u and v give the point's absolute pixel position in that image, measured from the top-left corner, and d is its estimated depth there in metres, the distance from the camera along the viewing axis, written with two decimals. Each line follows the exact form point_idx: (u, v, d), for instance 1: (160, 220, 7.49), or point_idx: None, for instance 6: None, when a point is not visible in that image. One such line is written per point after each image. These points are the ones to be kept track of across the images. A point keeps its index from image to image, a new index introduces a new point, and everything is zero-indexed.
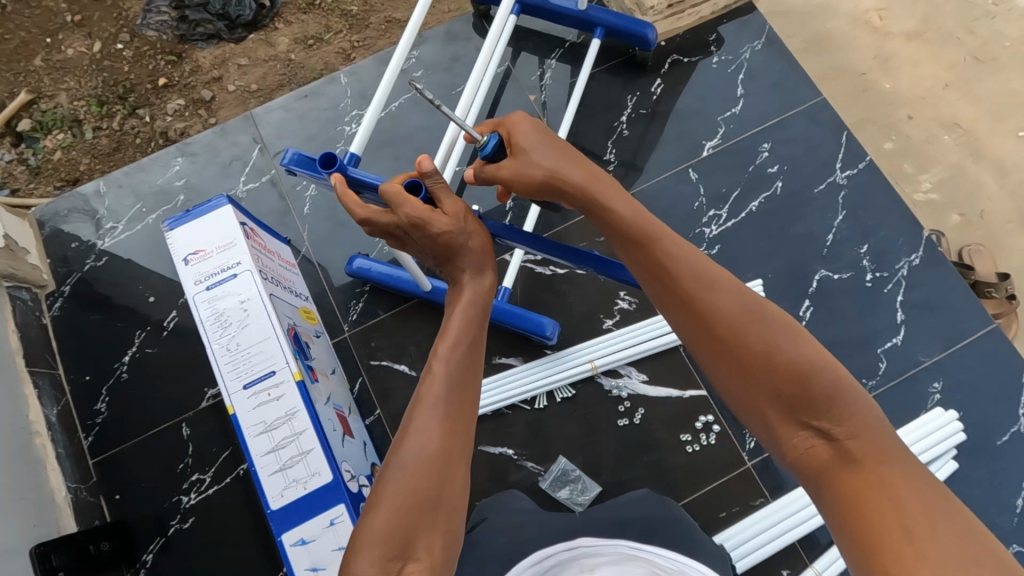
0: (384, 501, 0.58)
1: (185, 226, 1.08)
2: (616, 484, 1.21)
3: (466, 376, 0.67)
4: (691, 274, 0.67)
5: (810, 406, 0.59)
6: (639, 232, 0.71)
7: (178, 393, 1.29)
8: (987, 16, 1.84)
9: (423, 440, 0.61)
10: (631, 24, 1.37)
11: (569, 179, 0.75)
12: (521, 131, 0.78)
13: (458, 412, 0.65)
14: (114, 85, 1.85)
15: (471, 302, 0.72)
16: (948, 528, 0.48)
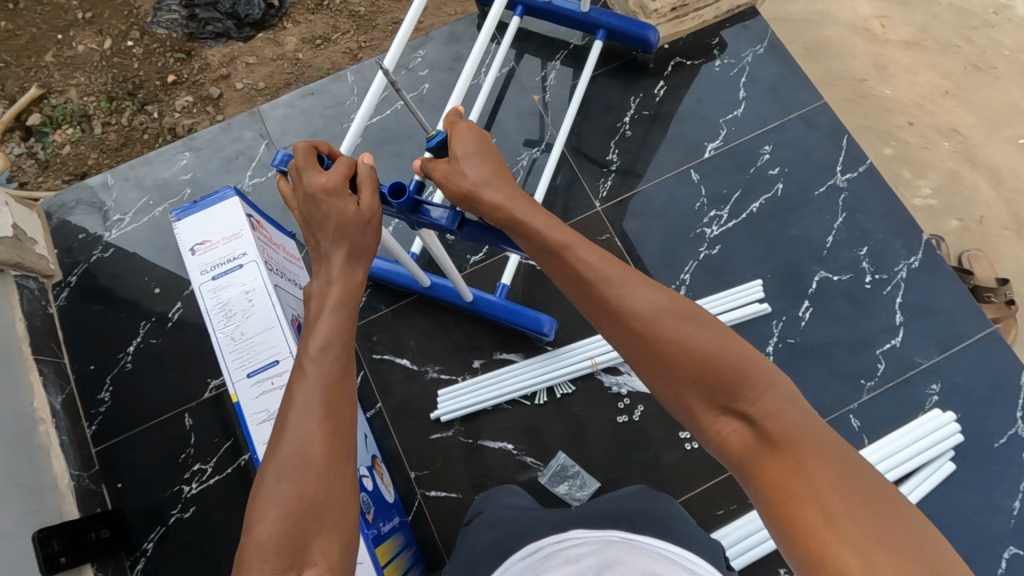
0: (267, 514, 0.57)
1: (193, 217, 1.10)
2: (615, 480, 1.22)
3: (335, 373, 0.66)
4: (606, 275, 0.68)
5: (728, 395, 0.61)
6: (552, 244, 0.72)
7: (182, 383, 1.31)
8: (987, 25, 1.86)
9: (298, 447, 0.60)
10: (634, 26, 1.40)
11: (491, 191, 0.76)
12: (462, 140, 0.80)
13: (330, 409, 0.63)
14: (123, 81, 1.87)
15: (341, 303, 0.72)
16: (859, 495, 0.53)
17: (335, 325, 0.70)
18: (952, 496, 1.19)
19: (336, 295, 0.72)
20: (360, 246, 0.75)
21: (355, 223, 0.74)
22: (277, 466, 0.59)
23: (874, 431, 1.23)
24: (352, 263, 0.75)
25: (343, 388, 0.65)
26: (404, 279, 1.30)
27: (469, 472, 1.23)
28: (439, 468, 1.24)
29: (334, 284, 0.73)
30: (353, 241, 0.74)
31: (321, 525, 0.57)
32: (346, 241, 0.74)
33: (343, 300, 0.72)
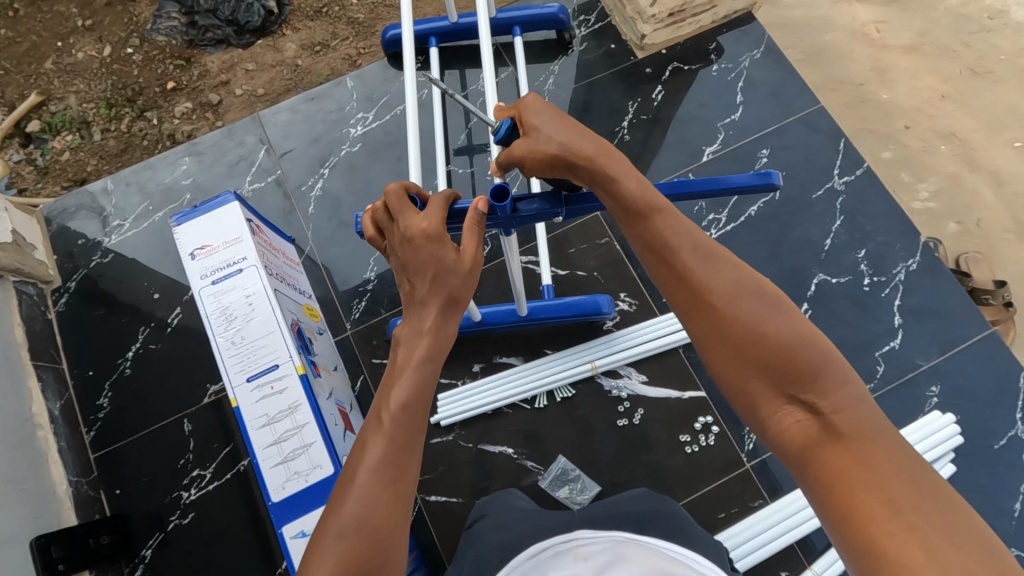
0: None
1: (193, 221, 1.10)
2: (615, 483, 1.22)
3: (411, 435, 0.63)
4: (692, 247, 0.67)
5: (798, 381, 0.59)
6: (640, 206, 0.70)
7: (181, 389, 1.30)
8: (983, 30, 1.87)
9: (360, 508, 0.58)
10: (538, 9, 1.47)
11: (579, 148, 0.72)
12: (532, 110, 0.76)
13: (401, 474, 0.61)
14: (123, 88, 1.88)
15: (427, 359, 0.67)
16: (931, 498, 0.48)
17: (420, 383, 0.66)
18: None
19: (423, 350, 0.67)
20: (452, 297, 0.68)
21: (453, 271, 0.68)
22: (338, 523, 0.57)
23: None
24: (445, 317, 0.69)
25: (414, 452, 0.63)
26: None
27: (470, 476, 1.23)
28: (440, 472, 1.23)
29: (422, 338, 0.68)
30: (448, 294, 0.68)
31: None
32: (443, 294, 0.68)
33: (429, 355, 0.67)
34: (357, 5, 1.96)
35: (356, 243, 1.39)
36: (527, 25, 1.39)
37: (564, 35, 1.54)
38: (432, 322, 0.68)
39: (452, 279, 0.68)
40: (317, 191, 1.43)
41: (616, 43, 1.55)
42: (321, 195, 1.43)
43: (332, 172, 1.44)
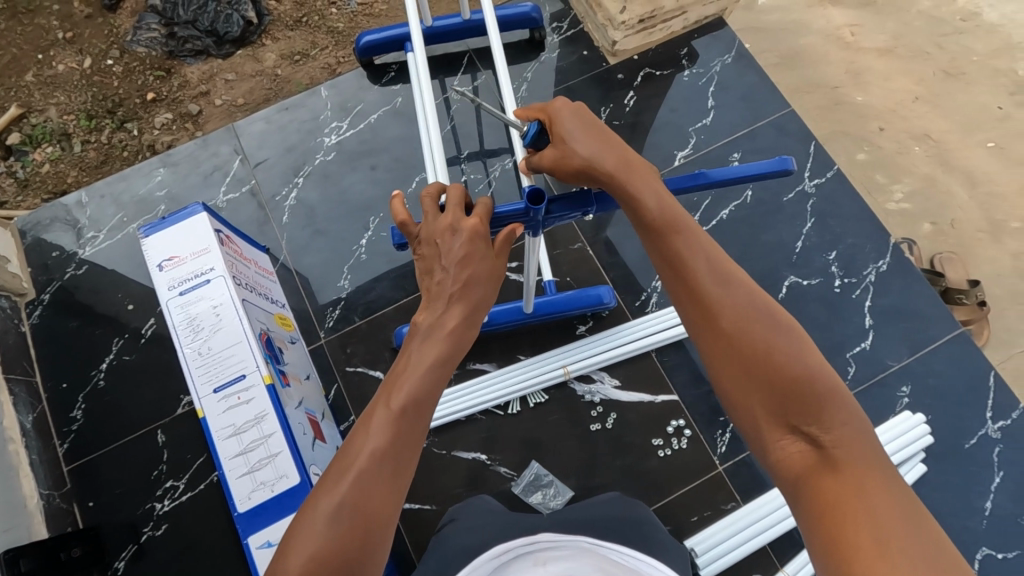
0: (299, 557, 0.55)
1: (161, 232, 1.10)
2: (588, 488, 1.22)
3: (413, 432, 0.66)
4: (708, 269, 0.68)
5: (801, 410, 0.60)
6: (665, 221, 0.72)
7: (155, 399, 1.30)
8: (956, 32, 1.88)
9: (356, 493, 0.60)
10: (513, 9, 1.48)
11: (608, 158, 0.76)
12: (563, 117, 0.79)
13: (397, 468, 0.63)
14: (103, 99, 1.88)
15: (441, 360, 0.71)
16: (922, 539, 0.50)
17: (429, 381, 0.69)
18: (925, 497, 1.19)
19: (439, 350, 0.71)
20: (479, 302, 0.75)
21: (485, 275, 0.75)
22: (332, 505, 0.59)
23: None
24: (469, 318, 0.74)
25: (411, 449, 0.66)
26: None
27: (444, 483, 1.23)
28: (414, 479, 1.23)
29: (443, 334, 0.72)
30: (475, 299, 0.74)
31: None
32: (474, 298, 0.74)
33: (445, 357, 0.72)
34: (336, 14, 1.97)
35: (330, 251, 1.39)
36: (504, 25, 1.39)
37: (536, 34, 1.54)
38: (455, 322, 0.73)
39: (482, 286, 0.75)
40: (291, 200, 1.43)
41: (588, 49, 1.56)
42: (295, 204, 1.43)
43: (306, 181, 1.44)
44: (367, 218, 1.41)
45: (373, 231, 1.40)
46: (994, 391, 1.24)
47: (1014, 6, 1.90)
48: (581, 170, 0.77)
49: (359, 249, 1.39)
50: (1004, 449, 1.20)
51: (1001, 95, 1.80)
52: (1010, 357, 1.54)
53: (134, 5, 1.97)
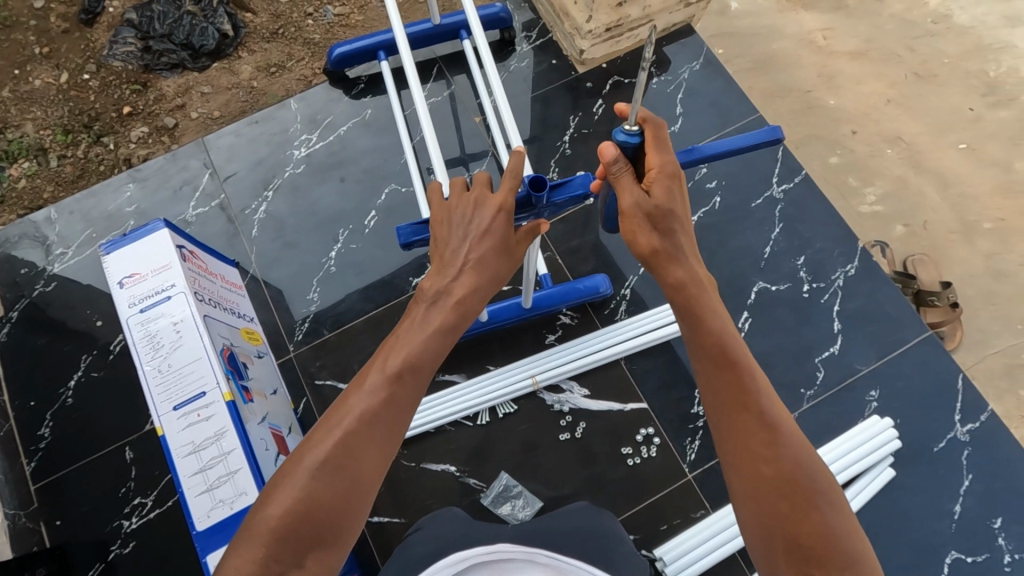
0: (283, 503, 0.65)
1: (123, 249, 1.10)
2: (557, 498, 1.22)
3: (401, 403, 0.76)
4: (761, 406, 0.70)
5: (824, 566, 0.59)
6: (724, 352, 0.74)
7: (123, 416, 1.29)
8: (927, 34, 1.88)
9: (341, 450, 0.70)
10: (483, 10, 1.49)
11: (682, 261, 0.77)
12: (663, 165, 0.76)
13: (383, 434, 0.74)
14: (79, 114, 1.86)
15: (438, 336, 0.81)
16: None
17: (424, 356, 0.80)
18: (894, 501, 1.19)
19: (438, 326, 0.81)
20: (488, 281, 0.82)
21: (499, 260, 0.82)
22: (317, 460, 0.69)
23: (815, 439, 1.23)
24: (474, 298, 0.82)
25: (399, 418, 0.76)
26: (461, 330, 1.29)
27: (412, 495, 1.22)
28: (382, 492, 1.23)
29: (444, 311, 0.81)
30: (484, 281, 0.82)
31: (331, 531, 0.66)
32: (481, 279, 0.81)
33: (442, 335, 0.81)
34: (312, 25, 1.96)
35: (300, 264, 1.39)
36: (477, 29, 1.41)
37: (507, 34, 1.55)
38: (460, 296, 0.81)
39: (495, 266, 0.82)
40: (261, 213, 1.43)
41: (557, 58, 1.57)
42: (264, 217, 1.43)
43: (276, 195, 1.44)
44: (336, 230, 1.41)
45: (343, 244, 1.40)
46: (962, 393, 1.24)
47: (984, 7, 1.91)
48: (653, 253, 0.76)
49: (329, 262, 1.39)
50: (972, 451, 1.20)
51: (972, 97, 1.81)
52: (982, 358, 1.55)
53: (111, 19, 1.95)
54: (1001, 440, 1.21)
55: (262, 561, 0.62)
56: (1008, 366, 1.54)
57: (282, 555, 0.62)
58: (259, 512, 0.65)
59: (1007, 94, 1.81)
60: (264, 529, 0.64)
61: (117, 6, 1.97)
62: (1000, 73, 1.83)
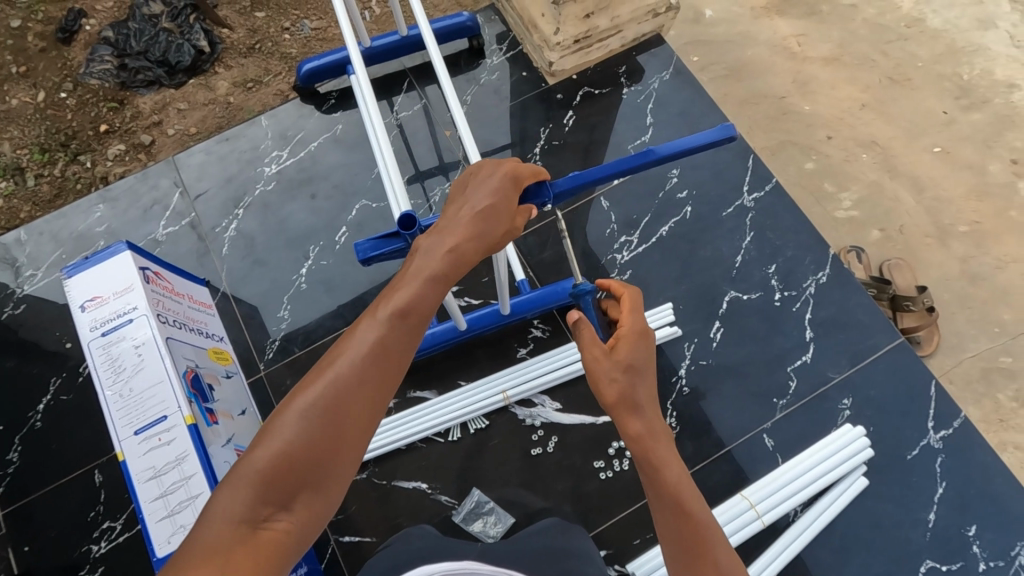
0: (272, 445, 0.60)
1: (85, 272, 1.10)
2: (529, 514, 1.21)
3: (400, 346, 0.68)
4: (720, 554, 0.65)
5: None
6: (681, 501, 0.67)
7: (93, 438, 1.29)
8: (901, 38, 1.89)
9: (333, 393, 0.63)
10: (449, 20, 1.51)
11: (643, 412, 0.72)
12: (631, 325, 0.78)
13: (380, 378, 0.66)
14: (57, 133, 1.77)
15: (440, 278, 0.73)
16: None
17: (424, 299, 0.71)
18: (868, 511, 1.18)
19: (440, 268, 0.72)
20: (487, 232, 0.75)
21: (499, 211, 0.77)
22: (306, 404, 0.62)
23: (787, 449, 1.22)
24: (476, 245, 0.75)
25: (398, 363, 0.68)
26: (440, 340, 1.28)
27: (383, 514, 1.21)
28: (353, 511, 1.22)
29: (444, 254, 0.73)
30: (486, 229, 0.75)
31: (321, 479, 0.61)
32: (481, 228, 0.75)
33: (443, 275, 0.73)
34: (289, 40, 1.88)
35: (270, 281, 1.38)
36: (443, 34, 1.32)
37: (475, 42, 1.56)
38: (458, 244, 0.74)
39: (496, 219, 0.76)
40: (231, 231, 1.43)
41: (528, 70, 1.57)
42: (235, 235, 1.42)
43: (246, 212, 1.44)
44: (307, 247, 1.40)
45: (313, 260, 1.39)
46: (935, 400, 1.23)
47: (957, 10, 1.91)
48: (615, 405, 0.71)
49: (300, 278, 1.38)
50: (946, 458, 1.20)
51: (946, 100, 1.81)
52: (959, 362, 1.55)
53: (89, 37, 1.85)
54: (974, 446, 1.20)
55: (247, 506, 0.57)
56: (984, 370, 1.54)
57: (270, 500, 0.58)
58: (245, 455, 0.60)
59: (981, 96, 1.82)
60: (249, 473, 0.58)
61: (95, 23, 1.86)
62: (973, 75, 1.84)
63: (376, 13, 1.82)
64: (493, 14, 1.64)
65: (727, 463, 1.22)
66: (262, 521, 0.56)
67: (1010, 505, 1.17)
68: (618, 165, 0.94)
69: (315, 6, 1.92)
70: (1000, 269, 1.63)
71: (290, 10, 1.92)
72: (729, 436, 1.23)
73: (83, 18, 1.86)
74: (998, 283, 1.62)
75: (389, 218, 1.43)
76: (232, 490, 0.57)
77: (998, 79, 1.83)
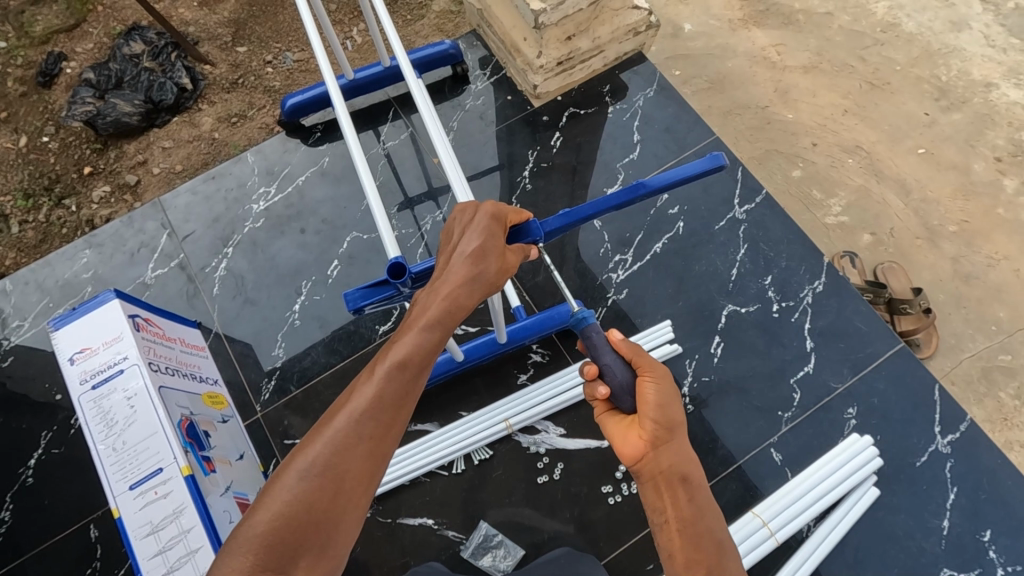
0: (270, 508, 0.58)
1: (71, 324, 1.09)
2: (538, 544, 1.18)
3: (399, 395, 0.68)
4: None
5: None
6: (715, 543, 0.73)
7: (88, 491, 1.25)
8: (877, 43, 1.91)
9: (333, 450, 0.62)
10: (432, 48, 1.52)
11: (675, 445, 0.75)
12: None
13: (380, 431, 0.65)
14: (39, 177, 1.74)
15: (436, 324, 0.72)
16: None
17: (421, 346, 0.71)
18: (881, 522, 1.16)
19: (436, 313, 0.72)
20: (483, 272, 0.74)
21: (494, 253, 0.76)
22: (304, 463, 0.61)
23: (796, 463, 1.21)
24: (471, 287, 0.74)
25: (398, 413, 0.67)
26: (439, 371, 1.26)
27: (389, 553, 1.18)
28: (358, 553, 1.19)
29: (440, 298, 0.73)
30: (480, 269, 0.74)
31: (324, 540, 0.59)
32: (475, 269, 0.74)
33: (439, 321, 0.72)
34: (272, 73, 1.87)
35: (261, 320, 1.36)
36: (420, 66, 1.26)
37: (458, 68, 1.57)
38: (452, 288, 0.73)
39: (491, 258, 0.75)
40: (221, 270, 1.41)
41: (512, 94, 1.57)
42: (225, 274, 1.40)
43: (235, 251, 1.42)
44: (299, 283, 1.39)
45: (306, 297, 1.38)
46: (940, 404, 1.23)
47: (930, 13, 1.94)
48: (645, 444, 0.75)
49: (293, 315, 1.36)
50: (955, 463, 1.19)
51: (926, 101, 1.83)
52: (958, 363, 1.55)
53: (70, 79, 1.83)
54: (983, 449, 1.20)
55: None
56: (984, 369, 1.54)
57: (268, 566, 0.56)
58: (242, 520, 0.58)
59: (959, 97, 1.84)
60: (247, 538, 0.56)
61: (75, 66, 1.85)
62: (950, 76, 1.86)
63: (358, 42, 1.83)
64: (475, 40, 1.65)
65: (737, 481, 1.20)
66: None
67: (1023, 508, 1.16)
68: (608, 200, 0.95)
69: (296, 38, 1.92)
70: (991, 267, 1.64)
71: (271, 43, 1.92)
72: (736, 453, 1.22)
73: (62, 61, 1.85)
74: (991, 281, 1.62)
75: (381, 249, 1.41)
76: (228, 560, 0.55)
77: (975, 79, 1.86)
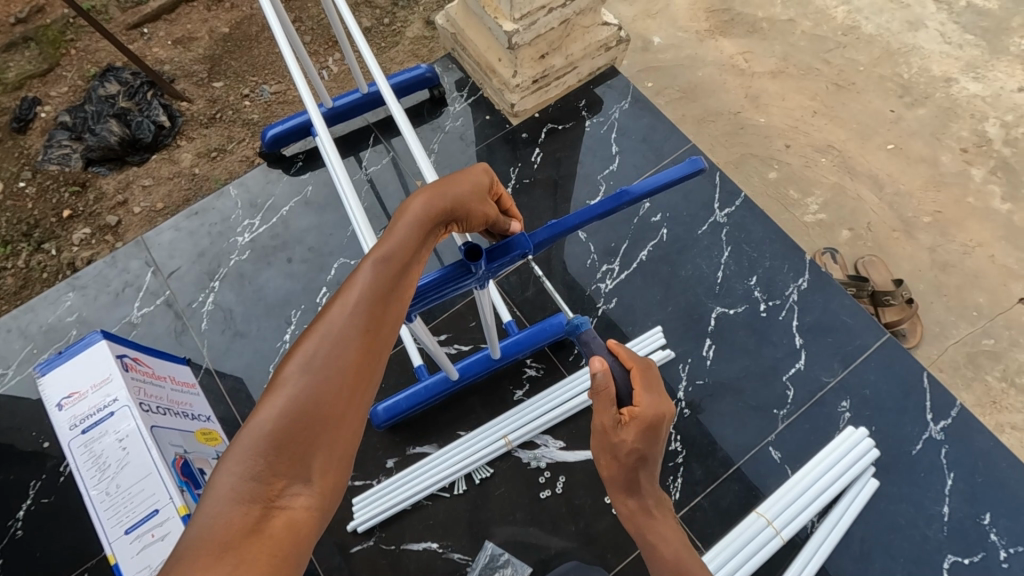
0: (274, 406, 0.58)
1: (59, 368, 1.08)
2: (545, 561, 1.17)
3: (388, 293, 0.69)
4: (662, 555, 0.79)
5: None
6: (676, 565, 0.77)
7: (80, 539, 1.21)
8: (839, 46, 1.98)
9: (329, 347, 0.62)
10: (408, 73, 1.55)
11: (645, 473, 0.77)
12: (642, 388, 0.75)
13: (373, 326, 0.66)
14: (18, 223, 1.71)
15: (419, 225, 0.74)
16: None
17: (408, 246, 0.72)
18: (883, 513, 1.17)
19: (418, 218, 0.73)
20: (462, 189, 0.77)
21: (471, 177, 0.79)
22: (303, 359, 0.61)
23: (796, 460, 1.22)
24: (450, 198, 0.76)
25: (385, 312, 0.68)
26: (435, 391, 1.26)
27: None
28: None
29: (421, 207, 0.74)
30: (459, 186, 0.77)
31: (330, 435, 0.59)
32: (453, 185, 0.77)
33: (422, 223, 0.74)
34: (250, 106, 1.88)
35: (252, 352, 1.35)
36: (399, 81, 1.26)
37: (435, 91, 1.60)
38: (433, 200, 0.75)
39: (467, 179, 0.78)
40: (209, 304, 1.40)
41: (491, 113, 1.60)
42: (213, 308, 1.39)
43: (222, 284, 1.42)
44: (288, 312, 1.38)
45: (295, 326, 1.37)
46: (929, 391, 1.25)
47: (888, 15, 2.02)
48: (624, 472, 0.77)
49: (283, 344, 1.35)
50: (950, 448, 1.21)
51: (891, 99, 1.89)
52: (945, 350, 1.58)
53: (45, 123, 1.83)
54: (976, 434, 1.21)
55: (251, 482, 0.53)
56: (970, 354, 1.58)
57: (280, 472, 0.55)
58: (244, 426, 0.56)
59: (922, 92, 1.90)
60: (252, 442, 0.55)
61: (50, 110, 1.85)
62: (912, 74, 1.93)
63: (334, 71, 1.86)
64: (450, 62, 1.68)
65: (739, 482, 1.20)
66: (275, 498, 0.53)
67: (1020, 490, 1.18)
68: (593, 209, 0.95)
69: (272, 71, 1.94)
70: (967, 254, 1.68)
71: (248, 76, 1.93)
72: (735, 454, 1.23)
73: (37, 106, 1.85)
74: (967, 268, 1.67)
75: None
76: (235, 466, 0.54)
77: (935, 75, 1.93)
